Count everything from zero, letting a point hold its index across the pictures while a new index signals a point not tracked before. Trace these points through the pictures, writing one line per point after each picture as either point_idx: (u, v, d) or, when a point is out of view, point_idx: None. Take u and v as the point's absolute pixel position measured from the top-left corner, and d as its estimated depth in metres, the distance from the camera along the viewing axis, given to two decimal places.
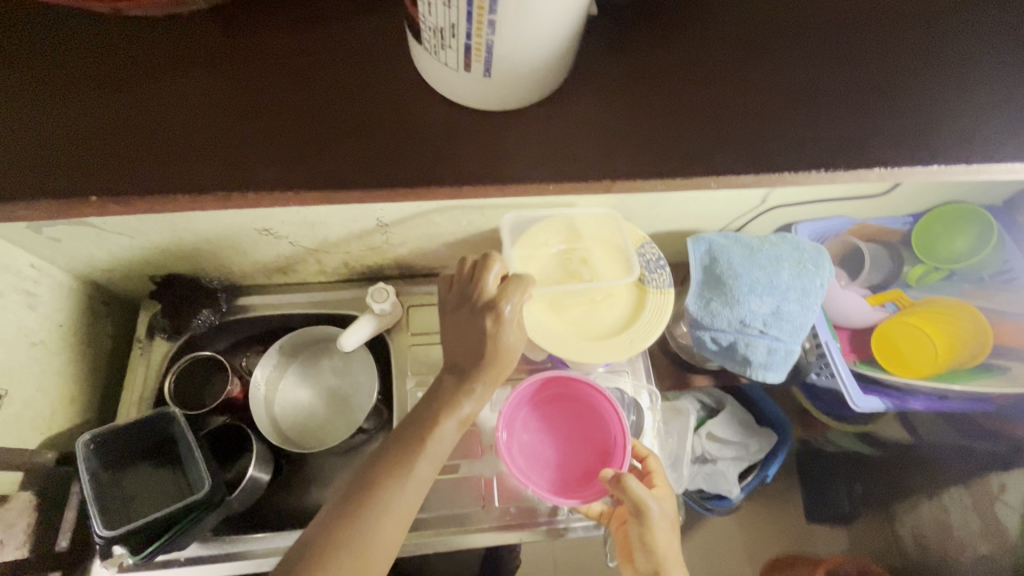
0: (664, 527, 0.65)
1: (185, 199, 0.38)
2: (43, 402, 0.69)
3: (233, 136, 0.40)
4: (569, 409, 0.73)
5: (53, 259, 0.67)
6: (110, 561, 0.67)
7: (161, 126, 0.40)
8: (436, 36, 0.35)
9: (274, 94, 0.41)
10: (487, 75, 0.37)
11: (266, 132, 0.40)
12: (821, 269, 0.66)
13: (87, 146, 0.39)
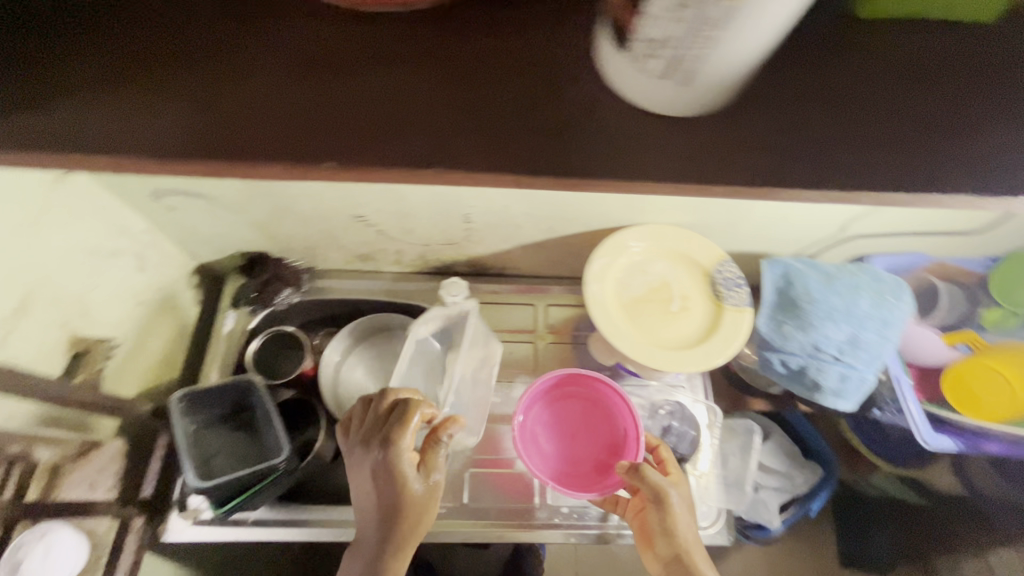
0: (685, 513, 0.64)
1: (426, 170, 0.49)
2: (141, 360, 0.74)
3: (455, 117, 0.52)
4: (581, 407, 0.75)
5: (164, 227, 0.73)
6: (187, 511, 0.71)
7: (399, 108, 0.52)
8: (649, 45, 0.45)
9: (486, 84, 0.53)
10: (686, 81, 0.47)
11: (481, 116, 0.52)
12: (901, 301, 0.67)
13: (249, 116, 0.51)
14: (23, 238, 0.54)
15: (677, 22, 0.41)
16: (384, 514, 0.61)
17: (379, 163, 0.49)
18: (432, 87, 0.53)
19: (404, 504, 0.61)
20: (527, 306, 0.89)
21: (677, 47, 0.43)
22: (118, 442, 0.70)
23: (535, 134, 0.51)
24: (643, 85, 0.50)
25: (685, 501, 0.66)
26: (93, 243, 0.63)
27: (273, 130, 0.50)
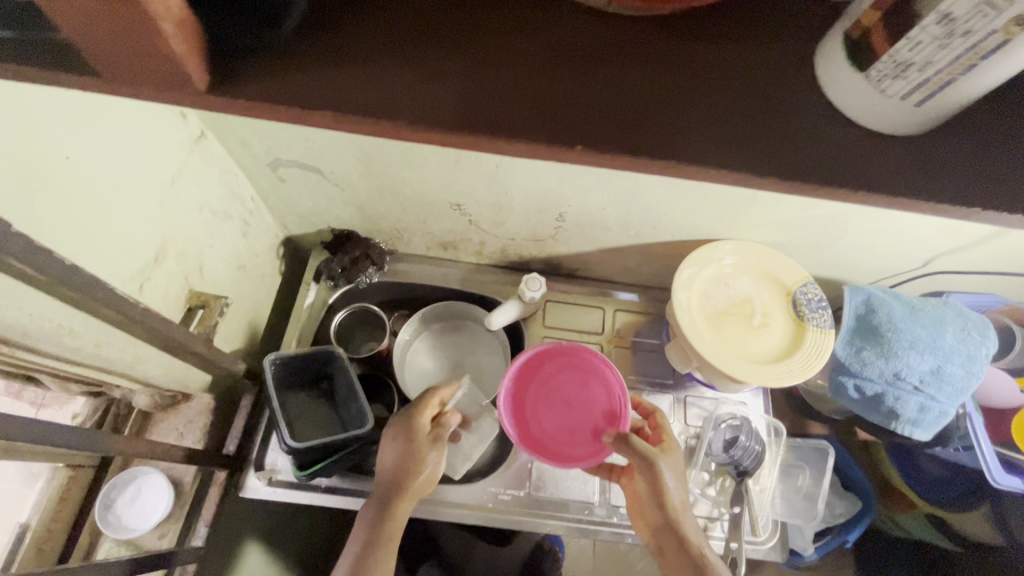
0: (677, 482, 0.63)
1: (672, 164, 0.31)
2: (237, 320, 0.76)
3: (695, 121, 0.32)
4: (573, 376, 0.69)
5: (269, 195, 0.76)
6: (261, 472, 0.72)
7: (628, 96, 0.33)
8: (895, 65, 0.31)
9: (737, 96, 0.34)
10: (920, 105, 0.33)
11: (729, 124, 0.33)
12: (986, 338, 0.68)
13: (405, 85, 0.32)
14: (163, 191, 0.57)
15: (948, 46, 0.28)
16: (386, 483, 0.61)
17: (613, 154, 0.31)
18: (666, 85, 0.33)
19: (411, 471, 0.61)
20: (597, 308, 0.90)
21: (928, 70, 0.30)
22: (207, 395, 0.72)
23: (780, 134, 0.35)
24: (861, 96, 0.34)
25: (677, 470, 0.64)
26: (214, 204, 0.66)
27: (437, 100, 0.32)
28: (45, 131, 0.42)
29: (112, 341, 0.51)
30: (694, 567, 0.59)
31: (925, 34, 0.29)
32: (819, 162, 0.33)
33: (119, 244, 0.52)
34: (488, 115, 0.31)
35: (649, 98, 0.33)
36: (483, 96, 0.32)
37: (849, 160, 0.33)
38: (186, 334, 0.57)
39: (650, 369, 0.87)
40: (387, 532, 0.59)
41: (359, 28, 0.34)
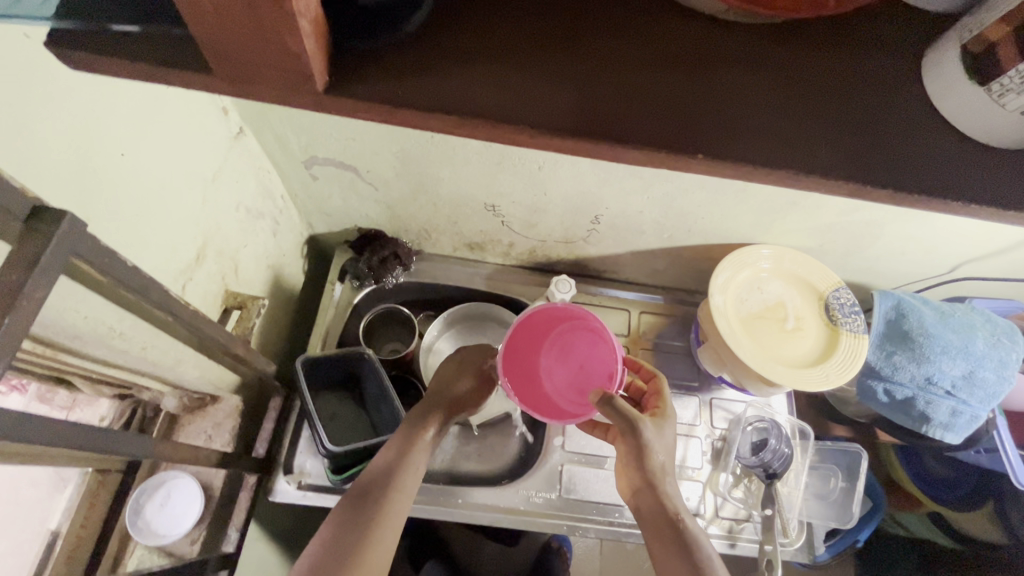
0: (660, 445, 0.58)
1: (795, 177, 0.29)
2: (267, 321, 0.74)
3: (816, 132, 0.30)
4: (586, 334, 0.61)
5: (299, 193, 0.74)
6: (291, 475, 0.70)
7: (745, 105, 0.30)
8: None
9: (867, 99, 0.31)
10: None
11: (852, 130, 0.30)
12: (1015, 343, 0.69)
13: (508, 93, 0.29)
14: (205, 189, 0.55)
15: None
16: (406, 427, 0.61)
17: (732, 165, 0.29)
18: (783, 91, 0.31)
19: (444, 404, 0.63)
20: (623, 310, 0.90)
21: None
22: (236, 398, 0.71)
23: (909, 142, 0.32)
24: (973, 111, 0.30)
25: (662, 434, 0.60)
26: (250, 202, 0.64)
27: (535, 106, 0.29)
28: (102, 125, 0.40)
29: (155, 343, 0.50)
30: (671, 529, 0.54)
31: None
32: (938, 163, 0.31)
33: (162, 244, 0.50)
34: (594, 122, 0.29)
35: (761, 107, 0.30)
36: (585, 102, 0.29)
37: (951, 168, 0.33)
38: (228, 335, 0.56)
39: (678, 371, 0.87)
40: (403, 475, 0.57)
41: (446, 31, 0.31)
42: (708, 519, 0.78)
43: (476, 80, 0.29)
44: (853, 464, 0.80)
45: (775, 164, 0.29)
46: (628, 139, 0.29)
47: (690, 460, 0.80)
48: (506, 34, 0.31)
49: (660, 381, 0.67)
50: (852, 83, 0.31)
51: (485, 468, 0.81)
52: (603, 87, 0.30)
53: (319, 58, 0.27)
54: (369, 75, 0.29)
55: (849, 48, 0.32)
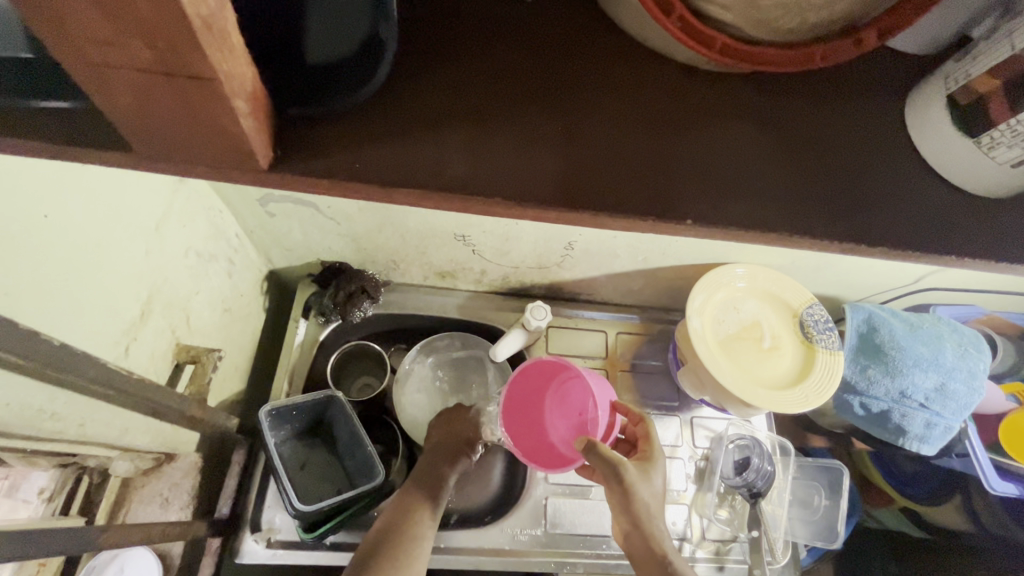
0: (646, 494, 0.56)
1: (729, 229, 0.41)
2: (225, 369, 0.69)
3: (732, 187, 0.43)
4: (576, 386, 0.63)
5: (256, 230, 0.68)
6: (259, 533, 0.66)
7: (678, 170, 0.43)
8: (1012, 134, 0.40)
9: (771, 159, 0.44)
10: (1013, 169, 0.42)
11: (758, 186, 0.43)
12: (982, 352, 0.71)
13: (501, 171, 0.41)
14: (148, 241, 0.51)
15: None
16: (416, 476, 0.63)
17: (671, 219, 0.41)
18: (721, 154, 0.44)
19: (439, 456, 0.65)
20: (600, 332, 0.88)
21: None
22: (194, 455, 0.66)
23: (813, 190, 0.44)
24: (959, 152, 0.44)
25: (650, 483, 0.58)
26: (201, 246, 0.59)
27: (520, 176, 0.41)
28: (20, 185, 0.37)
29: (98, 415, 0.47)
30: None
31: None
32: (817, 218, 0.43)
33: (103, 304, 0.46)
34: (561, 189, 0.41)
35: (690, 171, 0.43)
36: (557, 172, 0.41)
37: (844, 220, 0.43)
38: (179, 399, 0.52)
39: (659, 392, 0.86)
40: (420, 514, 0.59)
41: (435, 110, 0.43)
42: (695, 542, 0.77)
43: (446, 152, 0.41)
44: (834, 480, 0.81)
45: (712, 223, 0.41)
46: (595, 206, 0.40)
47: (675, 483, 0.79)
48: (467, 112, 0.43)
49: (649, 424, 0.65)
50: (754, 148, 0.44)
51: (466, 506, 0.77)
52: (570, 161, 0.42)
53: (259, 137, 0.38)
54: (314, 138, 0.41)
55: (746, 118, 0.45)
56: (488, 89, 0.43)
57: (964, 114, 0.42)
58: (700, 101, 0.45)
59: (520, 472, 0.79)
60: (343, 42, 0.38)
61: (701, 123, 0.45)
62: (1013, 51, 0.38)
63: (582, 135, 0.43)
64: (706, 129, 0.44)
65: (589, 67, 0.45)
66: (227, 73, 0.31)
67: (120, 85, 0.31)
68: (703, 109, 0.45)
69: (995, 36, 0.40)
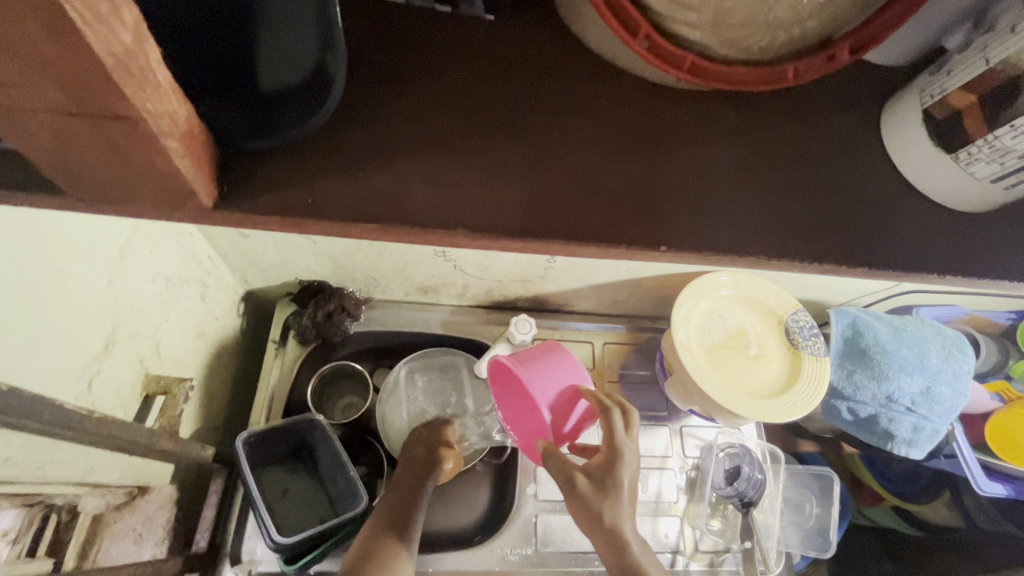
0: (604, 506, 0.53)
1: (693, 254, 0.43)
2: (199, 396, 0.67)
3: (694, 208, 0.45)
4: (524, 382, 0.59)
5: (229, 251, 0.65)
6: (240, 565, 0.65)
7: (642, 192, 0.45)
8: (991, 149, 0.43)
9: (730, 178, 0.46)
10: (995, 181, 0.45)
11: (720, 210, 0.45)
12: (966, 354, 0.71)
13: (466, 199, 0.43)
14: (111, 269, 0.49)
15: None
16: (387, 500, 0.63)
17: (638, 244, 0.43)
18: (685, 175, 0.46)
19: (411, 478, 0.65)
20: (587, 342, 0.87)
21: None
22: (170, 487, 0.63)
23: (774, 211, 0.46)
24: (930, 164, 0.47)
25: (609, 493, 0.54)
26: (170, 271, 0.57)
27: (486, 203, 0.43)
28: None
29: (57, 456, 0.47)
30: None
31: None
32: (778, 240, 0.45)
33: (61, 340, 0.44)
34: (525, 216, 0.43)
35: (652, 193, 0.45)
36: (519, 200, 0.44)
37: (800, 243, 0.46)
38: (147, 434, 0.50)
39: (648, 402, 0.85)
40: (390, 540, 0.58)
41: (392, 137, 0.44)
42: (688, 555, 0.76)
43: (395, 180, 0.43)
44: (825, 486, 0.81)
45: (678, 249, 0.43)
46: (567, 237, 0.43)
47: (665, 494, 0.78)
48: (415, 138, 0.44)
49: (612, 416, 0.57)
50: (710, 172, 0.46)
51: (458, 528, 0.76)
52: (535, 188, 0.44)
53: (200, 177, 0.39)
54: (265, 170, 0.42)
55: (703, 140, 0.47)
56: (444, 114, 0.45)
57: (941, 128, 0.46)
58: (647, 124, 0.47)
59: (509, 489, 0.78)
60: (290, 74, 0.41)
61: (651, 147, 0.46)
62: (987, 66, 0.41)
63: (531, 162, 0.44)
64: (665, 151, 0.47)
65: (545, 90, 0.47)
66: (152, 113, 0.32)
67: (43, 124, 0.31)
68: (650, 132, 0.47)
69: (969, 50, 0.43)
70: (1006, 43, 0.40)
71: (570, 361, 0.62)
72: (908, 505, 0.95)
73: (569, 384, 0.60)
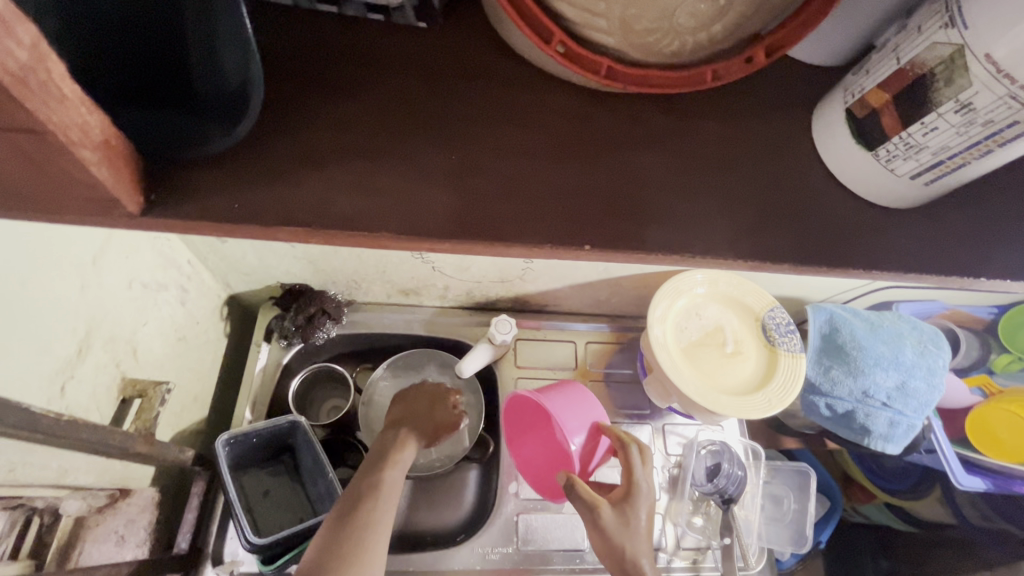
0: (626, 538, 0.55)
1: (612, 244, 0.48)
2: (181, 398, 0.68)
3: (615, 206, 0.49)
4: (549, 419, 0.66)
5: (209, 257, 0.65)
6: (222, 566, 0.65)
7: (563, 191, 0.49)
8: (905, 146, 0.47)
9: (645, 177, 0.51)
10: (929, 183, 0.49)
11: (640, 204, 0.50)
12: (940, 348, 0.72)
13: (395, 197, 0.47)
14: (83, 276, 0.50)
15: (962, 134, 0.43)
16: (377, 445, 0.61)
17: (563, 241, 0.47)
18: (604, 177, 0.50)
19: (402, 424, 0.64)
20: (570, 342, 0.87)
21: (938, 155, 0.46)
22: (151, 489, 0.64)
23: (692, 210, 0.50)
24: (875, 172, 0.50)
25: (630, 525, 0.56)
26: (147, 276, 0.58)
27: (415, 204, 0.47)
28: None
29: (28, 459, 0.48)
30: None
31: (942, 120, 0.43)
32: (692, 236, 0.49)
33: (30, 347, 0.45)
34: (457, 215, 0.47)
35: (572, 191, 0.49)
36: (451, 202, 0.47)
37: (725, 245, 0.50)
38: (120, 438, 0.50)
39: (631, 400, 0.85)
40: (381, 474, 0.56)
41: (321, 142, 0.48)
42: (670, 552, 0.77)
43: (337, 185, 0.46)
44: (804, 482, 0.82)
45: (597, 242, 0.48)
46: (491, 233, 0.47)
47: None
48: (358, 147, 0.48)
49: (629, 452, 0.61)
50: (628, 170, 0.51)
51: (447, 525, 0.78)
52: (465, 190, 0.48)
53: (125, 187, 0.41)
54: (196, 183, 0.45)
55: (623, 143, 0.52)
56: (369, 121, 0.49)
57: (862, 126, 0.49)
58: (574, 130, 0.51)
59: (494, 486, 0.79)
60: (220, 84, 0.43)
61: (574, 152, 0.51)
62: (898, 65, 0.45)
63: (490, 166, 0.49)
64: (585, 155, 0.51)
65: (468, 95, 0.51)
66: (61, 125, 0.33)
67: None
68: (591, 136, 0.51)
69: (883, 52, 0.47)
70: (916, 40, 0.43)
71: (591, 398, 0.68)
72: (902, 501, 0.94)
73: (592, 420, 0.66)
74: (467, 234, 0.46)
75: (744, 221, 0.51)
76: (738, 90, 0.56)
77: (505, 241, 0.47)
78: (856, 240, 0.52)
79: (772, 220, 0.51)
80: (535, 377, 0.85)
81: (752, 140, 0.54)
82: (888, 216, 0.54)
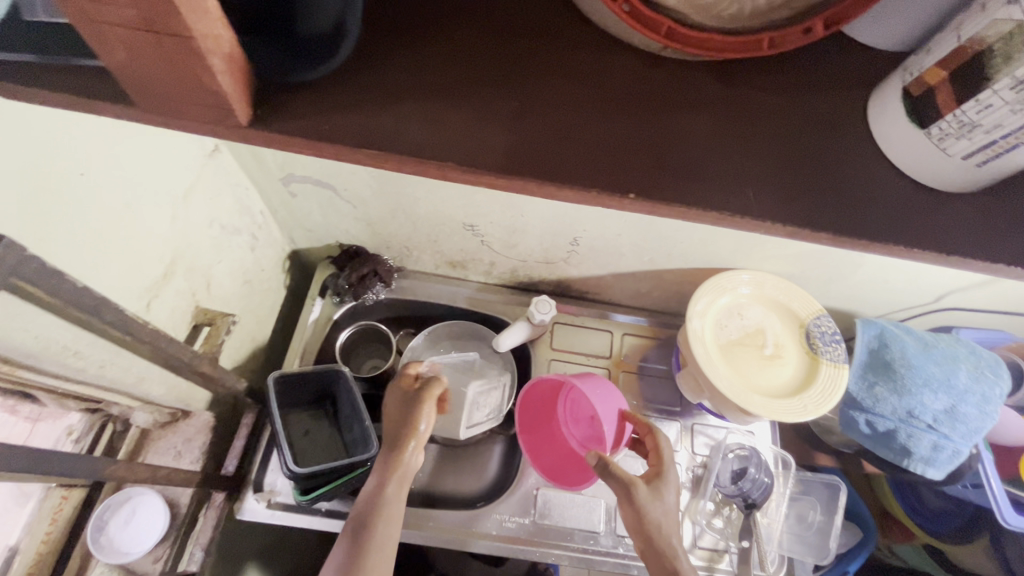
0: (660, 513, 0.58)
1: (656, 204, 0.49)
2: (242, 337, 0.74)
3: (660, 165, 0.50)
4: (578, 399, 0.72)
5: (280, 210, 0.71)
6: (261, 493, 0.69)
7: (613, 149, 0.51)
8: (958, 125, 0.45)
9: (696, 147, 0.51)
10: (979, 164, 0.47)
11: (687, 168, 0.51)
12: (1000, 377, 0.68)
13: (451, 138, 0.49)
14: (175, 208, 0.56)
15: (1016, 112, 0.41)
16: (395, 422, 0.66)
17: (605, 198, 0.49)
18: (652, 139, 0.51)
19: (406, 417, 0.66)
20: (607, 331, 0.88)
21: (992, 133, 0.44)
22: (208, 413, 0.71)
23: (742, 194, 0.50)
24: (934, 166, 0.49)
25: (662, 500, 0.59)
26: (225, 219, 0.64)
27: (467, 146, 0.49)
28: (60, 144, 0.42)
29: (115, 360, 0.56)
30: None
31: (997, 97, 0.41)
32: (738, 217, 0.49)
33: (129, 260, 0.52)
34: (508, 162, 0.49)
35: (619, 148, 0.51)
36: (502, 147, 0.50)
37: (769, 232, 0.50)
38: (191, 354, 0.57)
39: (663, 396, 0.85)
40: (410, 442, 0.64)
41: (387, 84, 0.51)
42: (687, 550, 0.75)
43: (401, 119, 0.50)
44: (831, 499, 0.80)
45: (640, 199, 0.49)
46: (538, 180, 0.48)
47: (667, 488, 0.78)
48: (419, 89, 0.51)
49: (658, 434, 0.65)
50: (681, 136, 0.52)
51: (468, 490, 0.81)
52: (517, 139, 0.50)
53: (238, 99, 0.45)
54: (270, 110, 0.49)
55: (678, 110, 0.53)
56: (434, 70, 0.52)
57: (917, 103, 0.48)
58: (629, 91, 0.53)
59: (517, 462, 0.81)
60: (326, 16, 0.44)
61: (629, 113, 0.52)
62: (959, 43, 0.43)
63: (544, 118, 0.51)
64: (638, 117, 0.52)
65: (532, 54, 0.53)
66: (201, 33, 0.37)
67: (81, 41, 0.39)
68: (646, 101, 0.53)
69: (945, 32, 0.46)
70: (980, 18, 0.42)
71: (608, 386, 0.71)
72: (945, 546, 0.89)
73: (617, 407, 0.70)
74: (515, 180, 0.49)
75: (796, 212, 0.50)
76: (803, 85, 0.56)
77: (551, 188, 0.49)
78: (911, 239, 0.50)
79: (828, 213, 0.50)
80: (569, 360, 0.86)
81: (812, 134, 0.53)
82: (949, 218, 0.52)
